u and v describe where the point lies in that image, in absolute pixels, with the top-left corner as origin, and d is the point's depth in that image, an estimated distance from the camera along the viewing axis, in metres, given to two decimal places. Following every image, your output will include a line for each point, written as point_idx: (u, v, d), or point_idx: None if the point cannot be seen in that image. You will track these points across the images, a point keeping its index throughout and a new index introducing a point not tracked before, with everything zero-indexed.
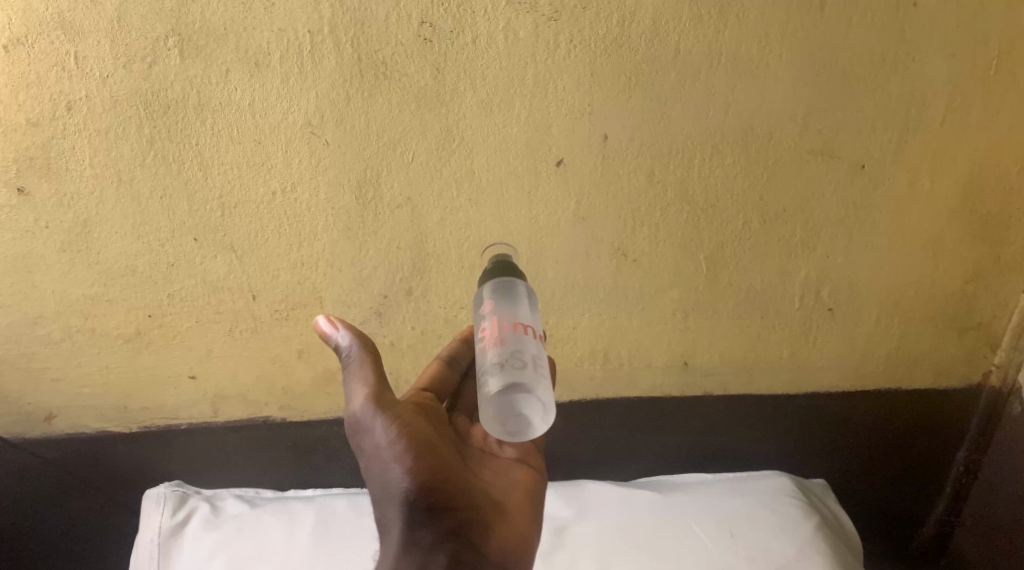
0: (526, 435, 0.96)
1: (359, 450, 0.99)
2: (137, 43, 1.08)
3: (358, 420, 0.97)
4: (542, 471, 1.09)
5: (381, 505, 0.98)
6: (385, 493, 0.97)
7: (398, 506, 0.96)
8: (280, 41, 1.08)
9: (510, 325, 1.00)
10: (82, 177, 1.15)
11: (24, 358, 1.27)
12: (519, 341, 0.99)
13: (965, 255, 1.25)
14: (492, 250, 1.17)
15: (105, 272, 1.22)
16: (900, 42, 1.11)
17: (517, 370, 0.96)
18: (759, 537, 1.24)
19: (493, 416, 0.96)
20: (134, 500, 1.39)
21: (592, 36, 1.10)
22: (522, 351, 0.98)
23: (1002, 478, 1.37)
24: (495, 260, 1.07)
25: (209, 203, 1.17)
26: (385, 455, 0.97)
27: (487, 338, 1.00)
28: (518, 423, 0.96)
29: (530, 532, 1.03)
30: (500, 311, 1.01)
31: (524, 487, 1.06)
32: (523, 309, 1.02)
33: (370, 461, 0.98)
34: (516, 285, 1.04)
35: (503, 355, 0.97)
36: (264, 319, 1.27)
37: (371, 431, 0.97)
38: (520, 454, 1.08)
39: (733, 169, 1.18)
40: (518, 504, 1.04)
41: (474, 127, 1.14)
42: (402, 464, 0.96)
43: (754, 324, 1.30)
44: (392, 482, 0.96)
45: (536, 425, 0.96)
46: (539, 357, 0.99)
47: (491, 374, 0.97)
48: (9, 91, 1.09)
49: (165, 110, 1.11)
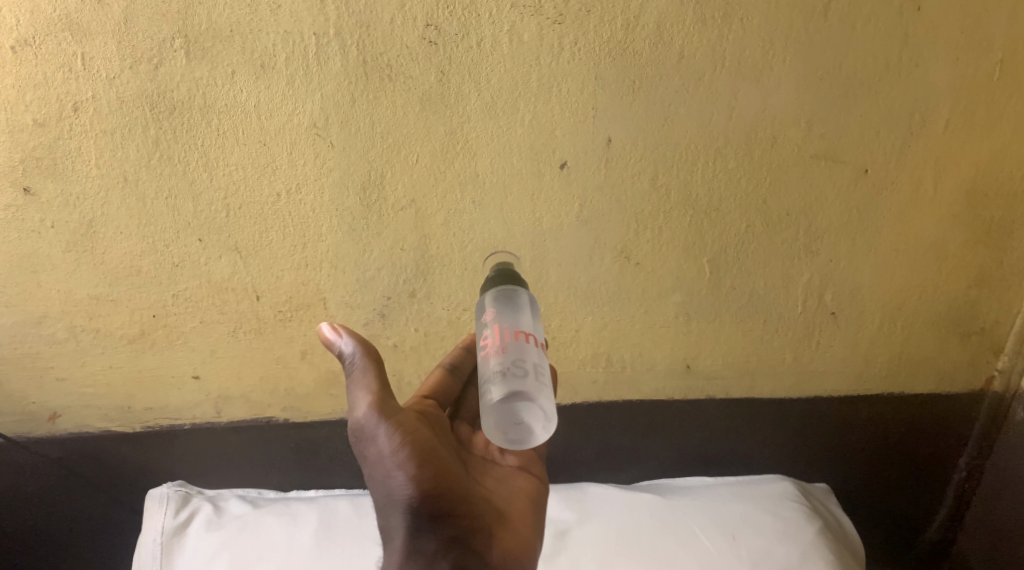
0: (527, 443, 0.97)
1: (362, 457, 0.99)
2: (144, 45, 1.08)
3: (361, 427, 0.97)
4: (544, 480, 1.09)
5: (384, 512, 0.98)
6: (389, 500, 0.97)
7: (402, 513, 0.96)
8: (286, 44, 1.09)
9: (512, 334, 1.00)
10: (88, 178, 1.15)
11: (29, 358, 1.28)
12: (522, 349, 0.99)
13: (968, 260, 1.25)
14: (493, 258, 1.20)
15: (109, 272, 1.22)
16: (904, 47, 1.11)
17: (519, 379, 0.96)
18: (761, 541, 1.24)
19: (495, 425, 0.97)
20: (137, 500, 1.40)
21: (597, 40, 1.10)
22: (525, 359, 0.98)
23: (1005, 483, 1.36)
24: (496, 269, 1.07)
25: (213, 203, 1.18)
26: (388, 463, 0.97)
27: (489, 346, 1.00)
28: (520, 431, 0.97)
29: (532, 540, 1.03)
30: (503, 319, 1.02)
31: (525, 496, 1.06)
32: (525, 318, 1.02)
33: (373, 469, 0.98)
34: (518, 293, 1.04)
35: (505, 363, 0.98)
36: (268, 320, 1.27)
37: (374, 439, 0.97)
38: (521, 462, 1.08)
39: (737, 172, 1.18)
40: (520, 512, 1.04)
41: (478, 130, 1.14)
42: (405, 471, 0.96)
43: (756, 328, 1.30)
44: (395, 489, 0.96)
45: (537, 433, 0.97)
46: (540, 365, 0.99)
47: (493, 382, 0.97)
48: (16, 92, 1.10)
49: (171, 111, 1.12)
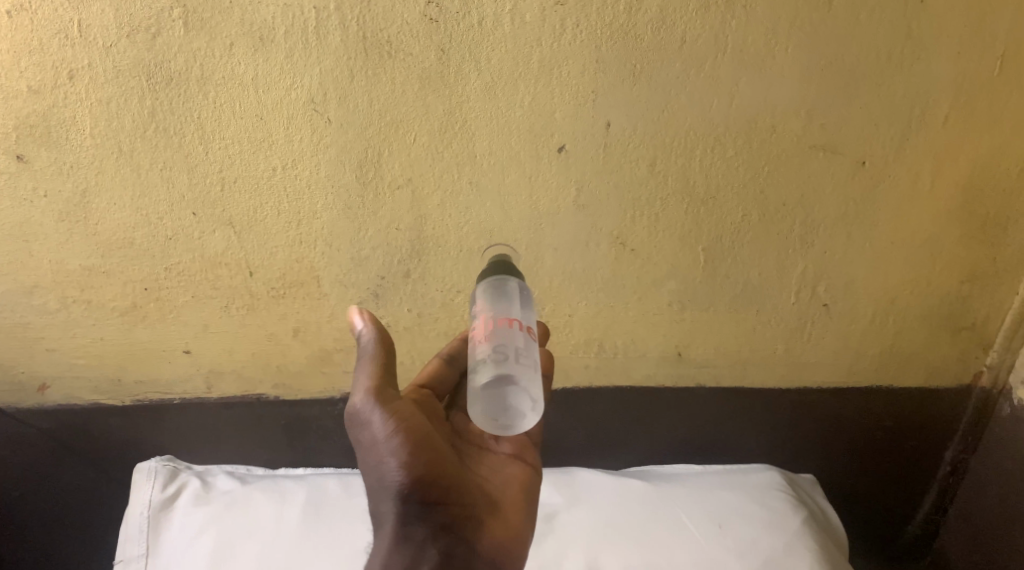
0: (517, 428, 0.97)
1: (357, 441, 0.99)
2: (142, 13, 1.07)
3: (357, 411, 0.97)
4: (537, 469, 1.09)
5: (376, 497, 0.98)
6: (380, 486, 0.97)
7: (392, 499, 0.96)
8: (285, 16, 1.08)
9: (496, 320, 1.00)
10: (82, 147, 1.14)
11: (19, 327, 1.27)
12: (506, 334, 0.99)
13: (962, 256, 1.26)
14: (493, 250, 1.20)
15: (103, 243, 1.21)
16: (907, 40, 1.11)
17: (502, 362, 0.97)
18: (747, 530, 1.24)
19: (483, 411, 0.97)
20: (126, 473, 1.40)
21: (599, 22, 1.09)
22: (508, 344, 0.98)
23: (990, 478, 1.37)
24: (493, 260, 1.07)
25: (209, 176, 1.17)
26: (381, 449, 0.97)
27: (475, 334, 1.00)
28: (508, 416, 0.96)
29: (523, 530, 1.03)
30: (489, 307, 1.02)
31: (518, 484, 1.06)
32: (513, 304, 1.02)
33: (367, 454, 0.98)
34: (508, 282, 1.04)
35: (489, 350, 0.98)
36: (261, 296, 1.27)
37: (368, 424, 0.97)
38: (516, 450, 1.08)
39: (735, 161, 1.18)
40: (513, 501, 1.04)
41: (477, 110, 1.14)
42: (398, 457, 0.96)
43: (750, 318, 1.31)
44: (387, 475, 0.96)
45: (526, 417, 0.96)
46: (525, 350, 0.99)
47: (478, 369, 0.97)
48: (11, 57, 1.08)
49: (168, 83, 1.11)
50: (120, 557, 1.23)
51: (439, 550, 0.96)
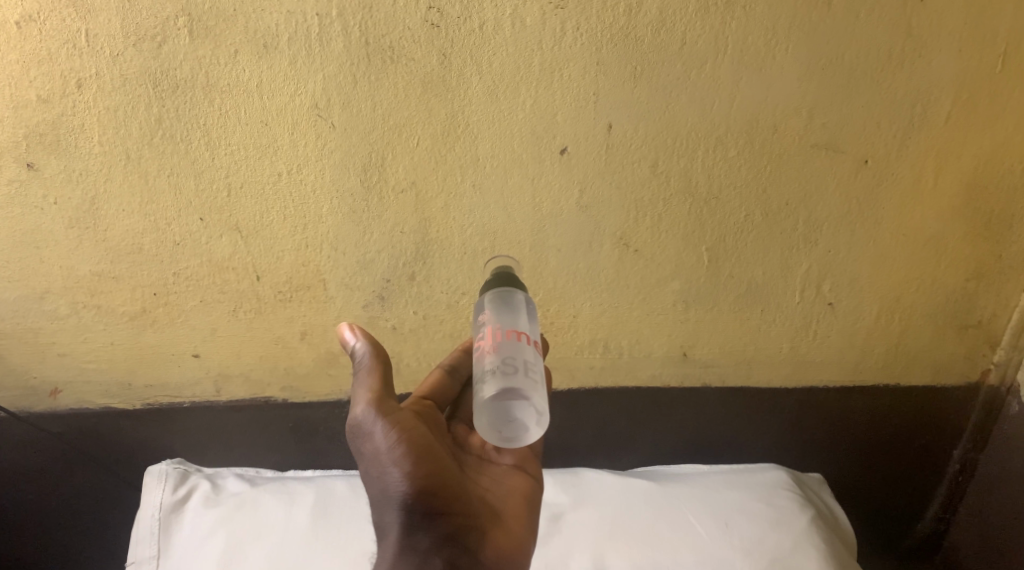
0: (521, 441, 0.98)
1: (359, 453, 1.00)
2: (148, 23, 1.09)
3: (358, 423, 0.99)
4: (538, 479, 1.10)
5: (378, 508, 0.99)
6: (383, 497, 0.98)
7: (397, 509, 0.97)
8: (289, 24, 1.09)
9: (505, 333, 1.01)
10: (91, 155, 1.16)
11: (30, 333, 1.29)
12: (514, 347, 1.00)
13: (967, 253, 1.25)
14: (492, 259, 1.18)
15: (111, 249, 1.23)
16: (907, 38, 1.11)
17: (510, 376, 0.97)
18: (753, 529, 1.24)
19: (488, 422, 0.97)
20: (136, 476, 1.41)
21: (599, 25, 1.10)
22: (517, 357, 0.99)
23: (999, 477, 1.37)
24: (496, 270, 1.08)
25: (215, 182, 1.18)
26: (384, 459, 0.98)
27: (484, 345, 1.01)
28: (512, 428, 0.97)
29: (526, 540, 1.04)
30: (497, 318, 1.03)
31: (520, 494, 1.06)
32: (520, 317, 1.03)
33: (369, 464, 1.00)
34: (514, 293, 1.05)
35: (497, 362, 0.99)
36: (268, 300, 1.28)
37: (370, 435, 0.99)
38: (517, 460, 1.09)
39: (737, 161, 1.19)
40: (515, 511, 1.05)
41: (478, 114, 1.15)
42: (401, 468, 0.97)
43: (755, 317, 1.31)
44: (390, 486, 0.98)
45: (531, 430, 0.97)
46: (533, 363, 1.00)
47: (485, 381, 0.98)
48: (19, 67, 1.10)
49: (173, 90, 1.12)
50: (132, 558, 1.25)
51: (446, 554, 0.97)
